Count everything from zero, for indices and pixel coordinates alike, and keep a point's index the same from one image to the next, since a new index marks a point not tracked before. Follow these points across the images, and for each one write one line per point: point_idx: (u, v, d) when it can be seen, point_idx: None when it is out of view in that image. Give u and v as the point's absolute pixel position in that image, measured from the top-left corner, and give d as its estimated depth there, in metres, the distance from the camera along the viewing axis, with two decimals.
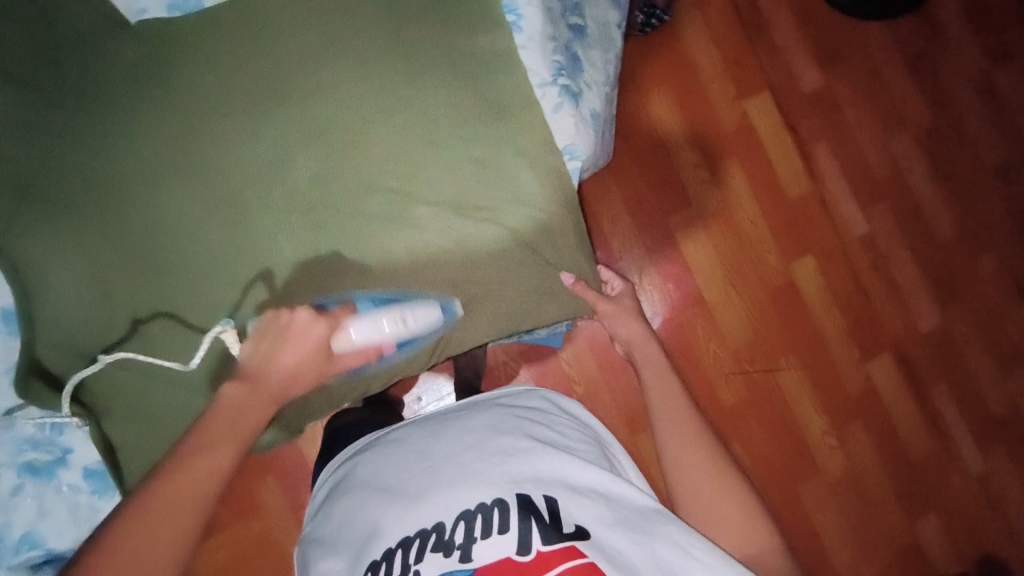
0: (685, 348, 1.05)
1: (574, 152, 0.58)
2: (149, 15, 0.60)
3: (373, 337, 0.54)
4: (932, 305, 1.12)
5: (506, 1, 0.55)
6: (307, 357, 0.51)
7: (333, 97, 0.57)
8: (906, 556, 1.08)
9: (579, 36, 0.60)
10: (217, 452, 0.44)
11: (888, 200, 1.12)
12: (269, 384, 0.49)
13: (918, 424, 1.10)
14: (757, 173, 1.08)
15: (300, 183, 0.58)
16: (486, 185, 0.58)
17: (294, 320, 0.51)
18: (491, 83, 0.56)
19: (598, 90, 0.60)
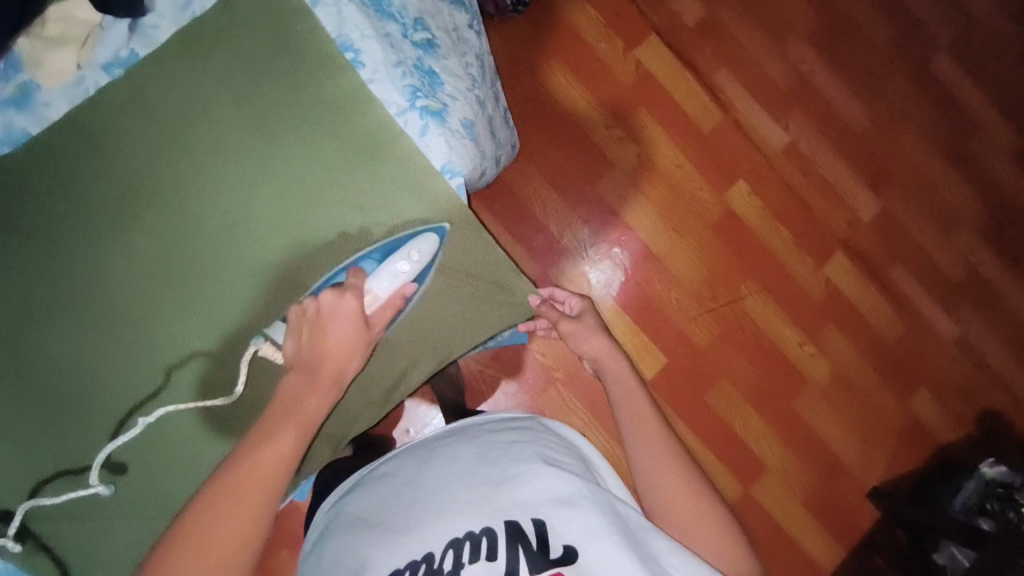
0: (649, 304, 1.06)
1: (453, 169, 0.57)
2: None
3: (392, 285, 0.55)
4: (868, 191, 1.14)
5: (341, 40, 0.55)
6: (347, 329, 0.52)
7: (199, 181, 0.55)
8: (910, 435, 1.11)
9: (429, 49, 0.58)
10: (280, 440, 0.46)
11: (799, 105, 1.13)
12: (324, 368, 0.51)
13: (887, 308, 1.12)
14: (667, 116, 1.08)
15: (192, 279, 0.56)
16: (377, 228, 0.56)
17: (322, 302, 0.52)
18: (350, 124, 0.55)
19: (464, 98, 0.59)
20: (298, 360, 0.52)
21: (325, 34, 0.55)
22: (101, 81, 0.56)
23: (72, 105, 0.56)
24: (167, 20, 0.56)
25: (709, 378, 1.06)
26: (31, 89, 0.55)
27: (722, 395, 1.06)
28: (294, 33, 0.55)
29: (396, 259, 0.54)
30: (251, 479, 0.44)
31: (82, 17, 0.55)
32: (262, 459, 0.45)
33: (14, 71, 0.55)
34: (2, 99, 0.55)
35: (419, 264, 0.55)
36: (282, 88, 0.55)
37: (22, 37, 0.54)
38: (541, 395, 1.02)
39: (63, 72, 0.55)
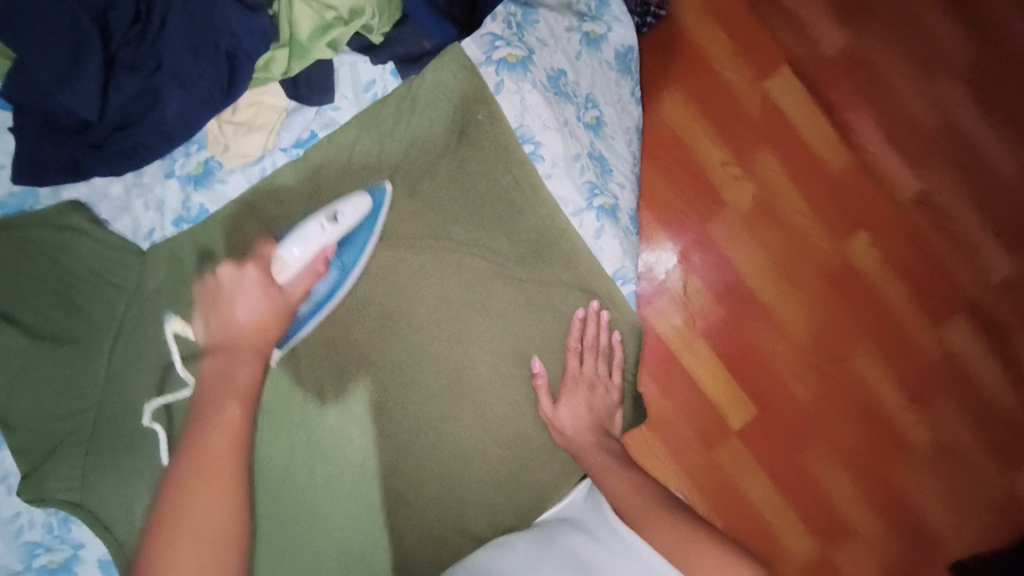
0: (747, 352, 1.02)
1: (621, 265, 0.81)
2: (152, 233, 0.78)
3: (307, 246, 0.67)
4: (1002, 253, 1.04)
5: (524, 135, 0.78)
6: (257, 294, 0.64)
7: (415, 294, 0.77)
8: (1010, 516, 1.04)
9: (596, 130, 0.82)
10: (225, 411, 0.57)
11: (940, 153, 1.03)
12: (244, 340, 0.63)
13: (1006, 383, 1.05)
14: (792, 157, 1.01)
15: (407, 376, 0.77)
16: (535, 292, 0.78)
17: (222, 278, 0.65)
18: (521, 218, 0.78)
19: (627, 186, 0.83)
20: (209, 344, 0.64)
21: (508, 118, 0.77)
22: (278, 160, 0.77)
23: (247, 181, 0.78)
24: (348, 102, 0.77)
25: (803, 438, 1.02)
26: (211, 166, 0.77)
27: (815, 457, 1.03)
28: (476, 121, 0.77)
29: (309, 224, 0.68)
30: (205, 460, 0.54)
31: (272, 102, 0.76)
32: (218, 437, 0.55)
33: (200, 148, 0.76)
34: (185, 175, 0.77)
35: (337, 225, 0.69)
36: (484, 238, 0.77)
37: (216, 120, 0.75)
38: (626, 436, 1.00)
39: (247, 154, 0.76)
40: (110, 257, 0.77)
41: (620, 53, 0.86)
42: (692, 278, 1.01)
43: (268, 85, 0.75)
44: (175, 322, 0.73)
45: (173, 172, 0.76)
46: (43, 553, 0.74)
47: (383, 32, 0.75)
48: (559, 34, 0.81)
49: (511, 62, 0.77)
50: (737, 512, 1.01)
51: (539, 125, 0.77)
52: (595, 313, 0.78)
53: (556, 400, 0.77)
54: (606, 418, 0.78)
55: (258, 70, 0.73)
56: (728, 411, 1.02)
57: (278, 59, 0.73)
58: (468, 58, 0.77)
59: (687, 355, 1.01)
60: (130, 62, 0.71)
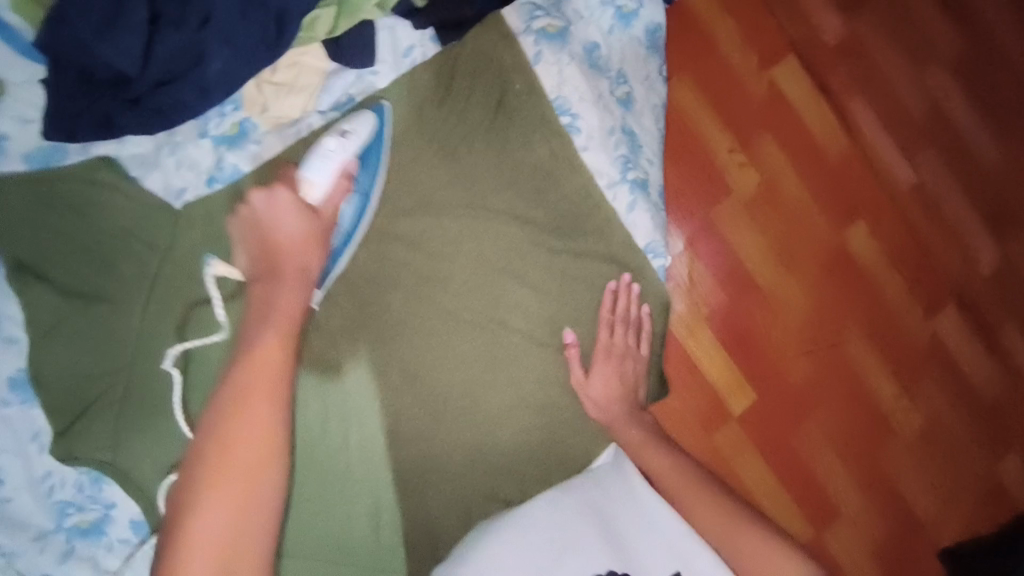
0: (745, 337, 1.04)
1: (652, 241, 0.85)
2: (183, 191, 0.81)
3: (328, 165, 0.73)
4: (991, 243, 1.08)
5: (561, 106, 0.82)
6: (290, 216, 0.71)
7: (452, 264, 0.81)
8: (990, 495, 1.09)
9: (626, 106, 0.86)
10: (266, 341, 0.64)
11: (936, 144, 1.06)
12: (288, 266, 0.70)
13: (991, 368, 1.08)
14: (795, 145, 1.03)
15: (442, 343, 0.81)
16: (567, 257, 0.83)
17: (257, 206, 0.72)
18: (556, 188, 0.82)
19: (655, 163, 0.86)
20: (254, 273, 0.71)
21: (545, 87, 0.82)
22: (313, 121, 0.81)
23: (281, 143, 0.81)
24: (388, 66, 0.82)
25: (797, 419, 1.05)
26: (246, 127, 0.81)
27: (807, 438, 1.06)
28: (515, 91, 0.82)
29: (326, 144, 0.73)
30: (241, 455, 0.58)
31: (312, 64, 0.81)
32: (250, 436, 0.59)
33: (235, 109, 0.80)
34: (219, 135, 0.81)
35: (350, 137, 0.74)
36: (519, 215, 0.82)
37: (255, 81, 0.80)
38: None
39: (285, 116, 0.81)
40: (146, 210, 0.80)
41: (650, 31, 0.88)
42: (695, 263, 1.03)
43: (309, 46, 0.80)
44: (217, 264, 0.77)
45: (208, 132, 0.80)
46: (74, 513, 0.77)
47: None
48: (592, 9, 0.86)
49: (551, 33, 0.83)
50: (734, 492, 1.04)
51: (575, 96, 0.82)
52: (627, 286, 0.83)
53: (587, 371, 0.82)
54: (634, 389, 0.83)
55: (303, 29, 0.78)
56: (727, 393, 1.04)
57: (324, 18, 0.78)
58: (509, 26, 0.83)
59: (688, 338, 1.03)
60: (173, 18, 0.74)
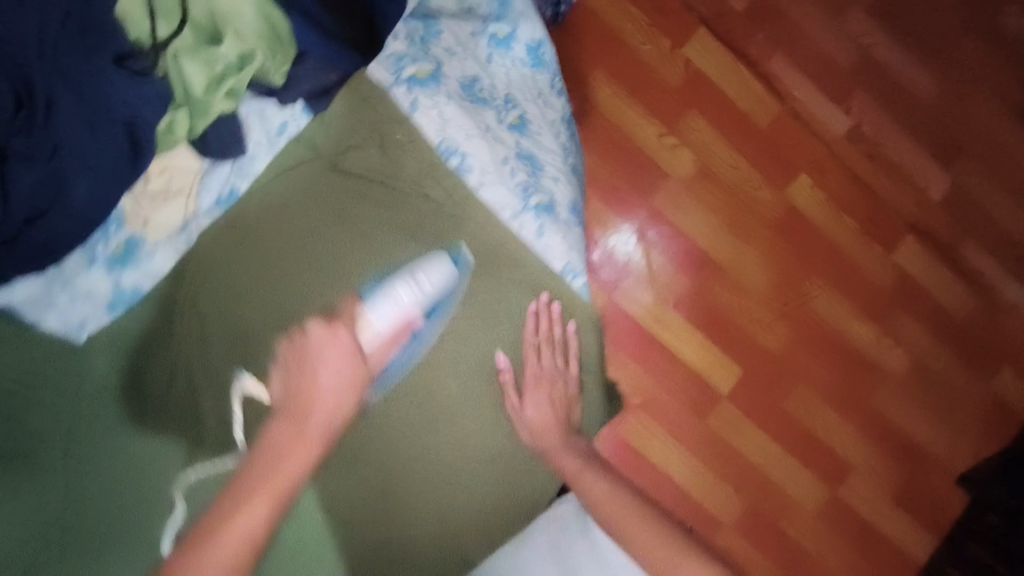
0: (716, 315, 1.03)
1: (573, 270, 0.73)
2: (88, 325, 0.67)
3: (394, 313, 0.60)
4: (937, 170, 1.08)
5: (444, 146, 0.68)
6: (341, 369, 0.56)
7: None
8: (993, 415, 1.10)
9: (518, 127, 0.73)
10: (254, 510, 0.48)
11: (862, 87, 1.06)
12: (312, 436, 0.53)
13: (962, 290, 1.09)
14: (722, 117, 1.03)
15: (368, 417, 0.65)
16: (484, 309, 0.68)
17: (311, 337, 0.56)
18: (450, 224, 0.68)
19: (558, 181, 0.74)
20: (281, 408, 0.55)
21: (423, 132, 0.68)
22: (203, 223, 0.66)
23: (174, 254, 0.67)
24: (263, 149, 0.67)
25: (784, 384, 1.05)
26: (134, 243, 0.66)
27: (799, 401, 1.05)
28: (385, 128, 0.68)
29: (400, 288, 0.61)
30: (212, 570, 0.46)
31: (183, 164, 0.65)
32: (234, 537, 0.47)
33: (118, 228, 0.65)
34: (107, 258, 0.66)
35: (421, 286, 0.62)
36: (461, 261, 0.67)
37: (128, 196, 0.65)
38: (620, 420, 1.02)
39: (169, 224, 0.66)
40: (51, 354, 0.66)
41: (532, 48, 0.79)
42: (651, 254, 1.02)
43: (176, 148, 0.65)
44: (248, 380, 0.62)
45: (95, 257, 0.66)
46: None
47: (285, 70, 0.64)
48: (465, 42, 0.75)
49: (421, 79, 0.69)
50: (741, 471, 1.04)
51: (461, 134, 0.69)
52: (547, 305, 0.70)
53: (518, 400, 0.70)
54: (568, 415, 0.71)
55: (161, 136, 0.63)
56: (711, 374, 1.03)
57: (181, 117, 0.62)
58: (376, 82, 0.69)
59: (660, 329, 1.03)
60: (24, 152, 0.57)
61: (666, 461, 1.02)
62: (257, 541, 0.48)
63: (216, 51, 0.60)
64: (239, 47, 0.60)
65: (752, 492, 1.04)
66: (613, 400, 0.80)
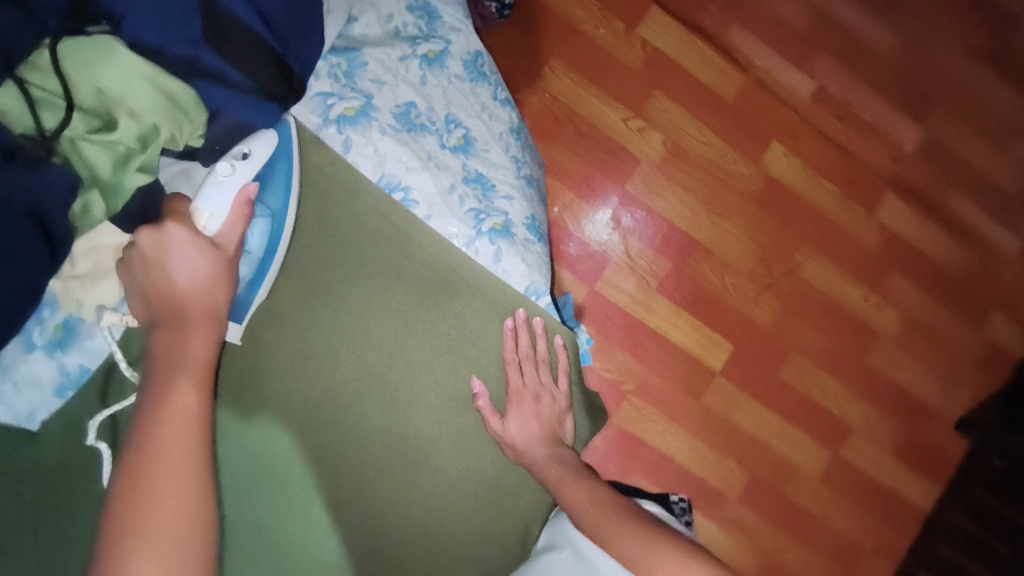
0: (702, 293, 1.02)
1: (535, 287, 0.72)
2: (37, 414, 0.59)
3: (231, 194, 0.56)
4: (910, 123, 1.07)
5: (391, 184, 0.66)
6: (188, 254, 0.52)
7: (332, 362, 0.64)
8: (990, 360, 1.10)
9: (466, 150, 0.69)
10: (179, 392, 0.48)
11: (824, 47, 1.04)
12: (195, 308, 0.52)
13: (948, 239, 1.08)
14: (686, 95, 1.00)
15: (347, 461, 0.64)
16: (457, 337, 0.68)
17: (144, 247, 0.52)
18: (408, 256, 0.66)
19: (515, 199, 0.71)
20: (154, 317, 0.52)
21: (367, 173, 0.66)
22: None
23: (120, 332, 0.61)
24: None
25: (780, 355, 1.04)
26: (74, 324, 0.59)
27: (795, 370, 1.05)
28: (318, 171, 0.64)
29: (222, 164, 0.56)
30: (172, 435, 0.47)
31: (110, 242, 0.58)
32: (171, 420, 0.47)
33: (53, 311, 0.58)
34: (44, 343, 0.58)
35: (251, 160, 0.57)
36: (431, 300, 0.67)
37: (56, 279, 0.57)
38: (619, 411, 1.00)
39: (105, 303, 0.59)
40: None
41: (467, 62, 0.74)
42: (630, 239, 1.00)
43: (99, 227, 0.57)
44: (122, 310, 0.58)
45: (31, 342, 0.58)
46: None
47: (202, 132, 0.58)
48: (394, 67, 0.68)
49: (352, 116, 0.65)
50: (743, 446, 1.03)
51: (402, 169, 0.66)
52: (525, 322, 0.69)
53: (503, 415, 0.68)
54: (557, 427, 0.70)
55: (76, 221, 0.54)
56: (703, 355, 1.02)
57: (95, 198, 0.55)
58: (305, 127, 0.64)
59: (648, 316, 1.01)
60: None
61: (668, 446, 1.01)
62: (196, 414, 0.49)
63: (114, 134, 0.53)
64: (140, 126, 0.54)
65: (756, 466, 1.04)
66: (597, 412, 0.78)
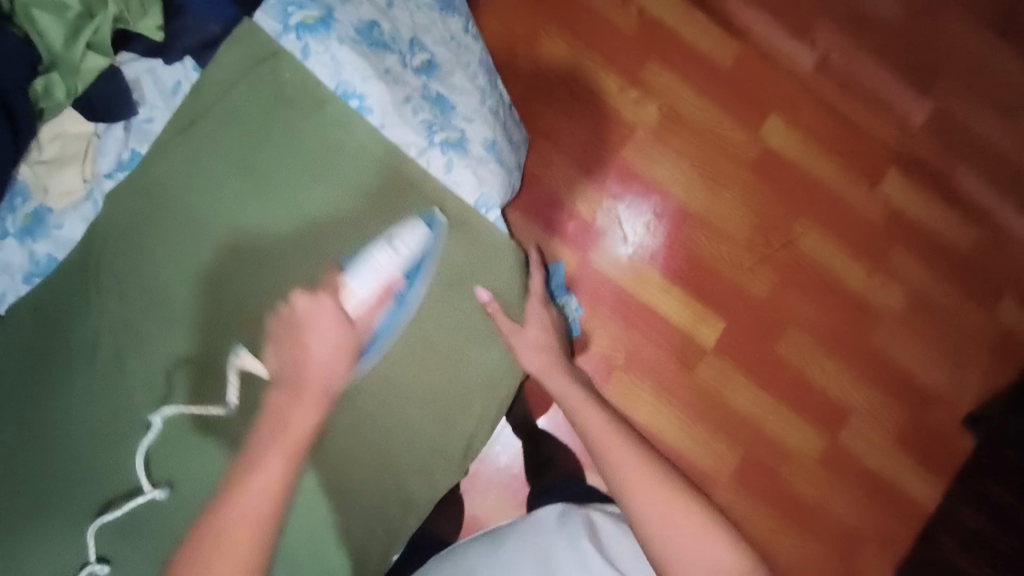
0: (697, 263, 1.01)
1: (488, 203, 0.71)
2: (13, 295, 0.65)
3: (375, 279, 0.60)
4: (917, 96, 1.04)
5: (344, 91, 0.66)
6: (328, 327, 0.55)
7: (285, 269, 0.64)
8: (1002, 345, 1.05)
9: (429, 70, 0.70)
10: (268, 465, 0.47)
11: (825, 17, 1.03)
12: (311, 382, 0.52)
13: (957, 218, 1.05)
14: (682, 63, 1.00)
15: None
16: (411, 249, 0.67)
17: (298, 309, 0.56)
18: (367, 170, 0.66)
19: (476, 119, 0.71)
20: (283, 377, 0.53)
21: (323, 81, 0.66)
22: (107, 188, 0.64)
23: (85, 223, 0.64)
24: (159, 111, 0.65)
25: (776, 329, 1.02)
26: (42, 214, 0.63)
27: (791, 345, 1.03)
28: (286, 81, 0.65)
29: (377, 252, 0.61)
30: (249, 503, 0.46)
31: (75, 130, 0.62)
32: (253, 488, 0.46)
33: (25, 200, 0.62)
34: (16, 230, 0.63)
35: (400, 252, 0.62)
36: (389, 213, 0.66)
37: (24, 165, 0.61)
38: (609, 380, 1.00)
39: (71, 191, 0.63)
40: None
41: None
42: (623, 214, 1.00)
43: (63, 113, 0.61)
44: (244, 356, 0.61)
45: (6, 228, 0.63)
46: None
47: (159, 24, 0.61)
48: None
49: (310, 25, 0.65)
50: (735, 421, 1.02)
51: (358, 76, 0.66)
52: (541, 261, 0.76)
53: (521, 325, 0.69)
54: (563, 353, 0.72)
55: (38, 100, 0.59)
56: (696, 325, 1.01)
57: (55, 79, 0.59)
58: (262, 31, 0.65)
59: (639, 286, 1.01)
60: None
61: (657, 417, 1.00)
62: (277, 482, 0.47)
63: None
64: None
65: (749, 443, 1.02)
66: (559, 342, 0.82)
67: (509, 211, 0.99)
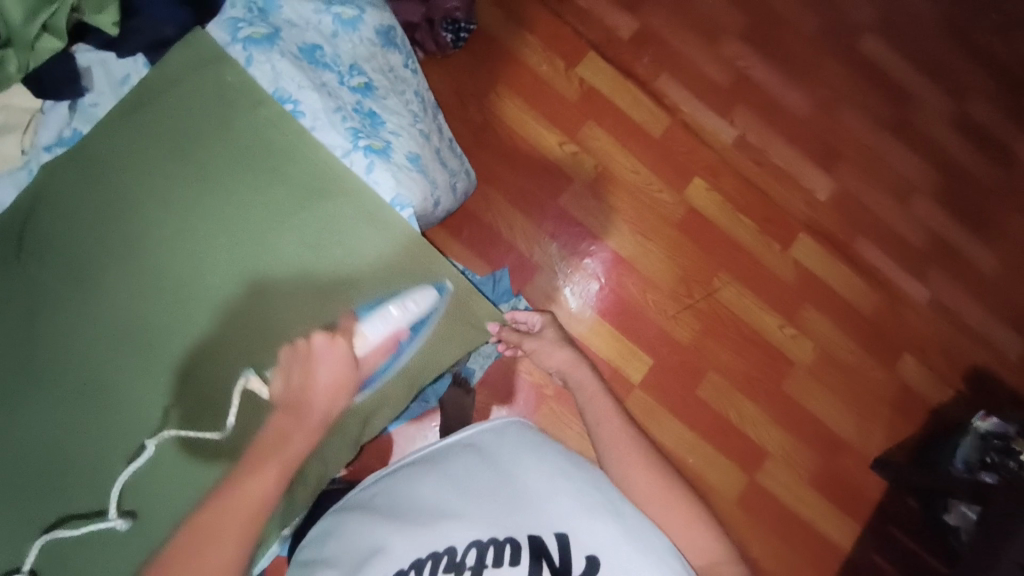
0: (626, 306, 1.08)
1: (403, 202, 0.72)
2: None
3: (385, 329, 0.66)
4: (822, 174, 1.18)
5: (280, 95, 0.70)
6: (336, 369, 0.61)
7: (253, 271, 0.67)
8: (903, 402, 1.13)
9: (365, 91, 0.76)
10: (262, 475, 0.53)
11: (743, 100, 1.17)
12: (312, 411, 0.58)
13: (859, 283, 1.16)
14: (616, 127, 1.12)
15: (219, 346, 0.66)
16: (327, 234, 0.69)
17: (315, 346, 0.61)
18: (294, 167, 0.70)
19: (403, 135, 0.76)
20: (285, 399, 0.59)
21: (262, 88, 0.70)
22: (45, 160, 0.68)
23: (17, 189, 0.68)
24: (106, 97, 0.69)
25: (698, 373, 1.08)
26: None
27: (712, 388, 1.08)
28: (227, 84, 0.69)
29: (390, 306, 0.67)
30: (233, 509, 0.51)
31: (21, 105, 0.66)
32: (253, 498, 0.52)
33: None
34: None
35: (409, 310, 0.68)
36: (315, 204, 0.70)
37: None
38: (537, 414, 1.02)
39: (8, 159, 0.67)
40: None
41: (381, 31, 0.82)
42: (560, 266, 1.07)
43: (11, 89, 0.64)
44: (253, 378, 0.64)
45: None
46: None
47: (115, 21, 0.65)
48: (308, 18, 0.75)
49: (257, 39, 0.70)
50: None
51: (293, 84, 0.70)
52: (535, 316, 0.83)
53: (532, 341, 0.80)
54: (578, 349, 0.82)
55: None
56: (622, 364, 1.06)
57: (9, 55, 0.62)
58: (212, 40, 0.70)
59: (572, 324, 1.06)
60: None
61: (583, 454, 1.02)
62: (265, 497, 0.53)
63: None
64: None
65: None
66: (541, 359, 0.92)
67: (452, 245, 1.04)
